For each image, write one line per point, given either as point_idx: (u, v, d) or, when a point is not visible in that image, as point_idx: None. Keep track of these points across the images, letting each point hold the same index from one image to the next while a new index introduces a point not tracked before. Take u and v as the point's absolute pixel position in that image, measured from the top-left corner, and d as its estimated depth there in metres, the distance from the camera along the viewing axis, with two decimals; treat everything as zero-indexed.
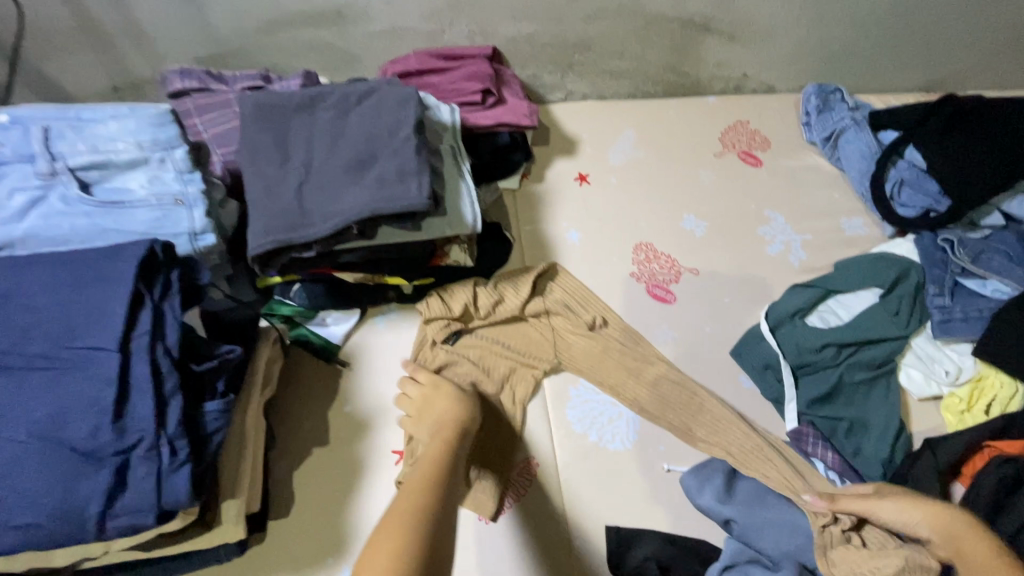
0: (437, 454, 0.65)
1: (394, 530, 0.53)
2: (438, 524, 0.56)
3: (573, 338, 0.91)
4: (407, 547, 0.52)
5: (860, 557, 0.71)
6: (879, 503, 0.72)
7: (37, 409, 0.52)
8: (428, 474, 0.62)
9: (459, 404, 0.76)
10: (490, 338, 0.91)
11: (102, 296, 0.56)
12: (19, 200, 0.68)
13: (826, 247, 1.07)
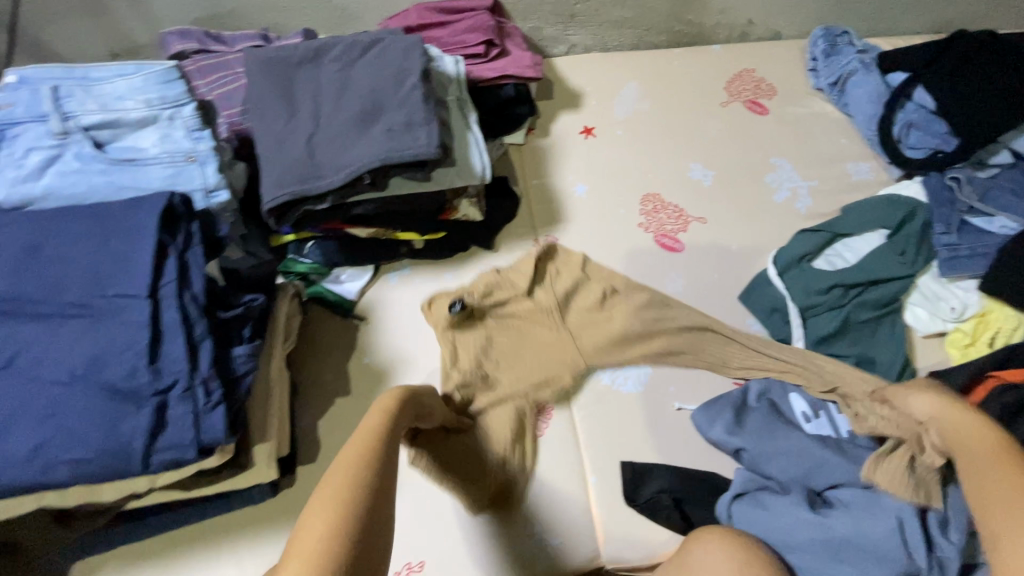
0: (377, 421, 0.60)
1: (333, 499, 0.49)
2: (379, 494, 0.52)
3: (586, 288, 0.93)
4: (350, 517, 0.48)
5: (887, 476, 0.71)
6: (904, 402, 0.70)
7: (75, 354, 0.54)
8: (365, 442, 0.57)
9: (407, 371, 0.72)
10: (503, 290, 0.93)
11: (128, 246, 0.58)
12: (35, 159, 0.68)
13: (834, 192, 1.07)
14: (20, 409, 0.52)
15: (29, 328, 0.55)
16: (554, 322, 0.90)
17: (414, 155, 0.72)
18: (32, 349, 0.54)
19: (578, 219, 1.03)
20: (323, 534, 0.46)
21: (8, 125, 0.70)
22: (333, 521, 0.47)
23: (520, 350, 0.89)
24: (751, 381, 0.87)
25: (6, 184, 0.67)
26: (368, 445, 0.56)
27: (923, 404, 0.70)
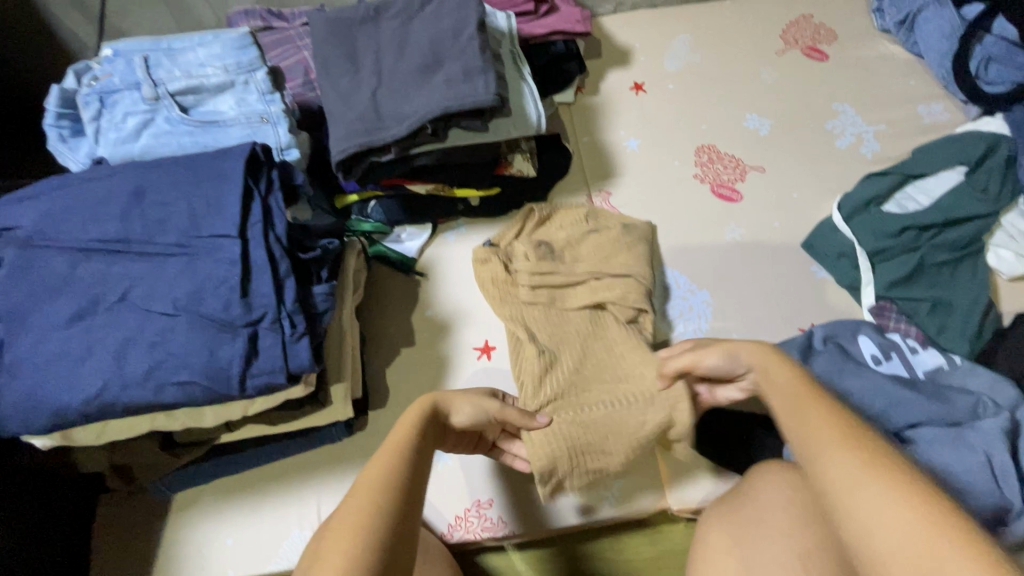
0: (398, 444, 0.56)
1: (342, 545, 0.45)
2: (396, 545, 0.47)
3: (636, 248, 0.90)
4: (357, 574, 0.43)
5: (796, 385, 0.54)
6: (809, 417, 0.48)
7: (180, 287, 0.59)
8: (388, 471, 0.52)
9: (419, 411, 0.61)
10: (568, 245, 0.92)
11: (215, 192, 0.62)
12: (129, 123, 0.73)
13: (903, 136, 1.02)
14: (136, 335, 0.58)
15: (136, 266, 0.60)
16: (611, 274, 0.88)
17: (470, 105, 0.74)
18: (142, 282, 0.59)
19: (630, 173, 1.02)
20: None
21: (106, 92, 0.74)
22: (349, 559, 0.44)
23: (578, 300, 0.87)
24: (815, 327, 0.83)
25: (107, 146, 0.72)
26: (384, 478, 0.51)
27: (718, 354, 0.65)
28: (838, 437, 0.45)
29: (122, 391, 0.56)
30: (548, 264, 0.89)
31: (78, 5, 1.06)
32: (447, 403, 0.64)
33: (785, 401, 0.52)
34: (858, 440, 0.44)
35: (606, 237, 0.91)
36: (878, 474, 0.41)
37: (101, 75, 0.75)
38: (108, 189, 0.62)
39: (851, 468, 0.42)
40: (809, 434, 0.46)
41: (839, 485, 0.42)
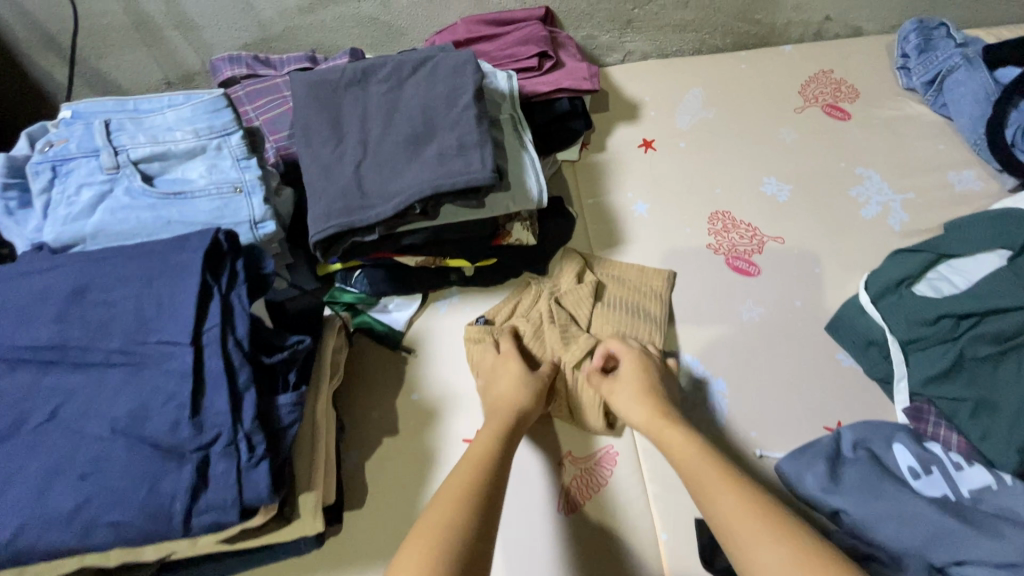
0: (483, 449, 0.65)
1: (429, 536, 0.53)
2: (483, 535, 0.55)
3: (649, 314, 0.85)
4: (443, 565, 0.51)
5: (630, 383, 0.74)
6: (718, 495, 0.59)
7: (120, 404, 0.51)
8: (472, 480, 0.60)
9: (517, 389, 0.73)
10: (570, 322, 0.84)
11: (169, 290, 0.55)
12: (84, 195, 0.66)
13: (933, 206, 0.95)
14: (65, 463, 0.49)
15: (71, 378, 0.52)
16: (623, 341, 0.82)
17: (462, 184, 0.67)
18: (77, 398, 0.51)
19: (639, 240, 0.94)
20: None
21: (61, 160, 0.67)
22: (426, 561, 0.51)
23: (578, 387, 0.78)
24: (843, 429, 0.75)
25: (57, 222, 0.64)
26: (463, 488, 0.59)
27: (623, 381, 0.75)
28: (769, 532, 0.54)
29: (41, 533, 0.48)
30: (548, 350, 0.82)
31: (52, 48, 0.99)
32: (520, 377, 0.75)
33: (712, 482, 0.60)
34: (766, 518, 0.55)
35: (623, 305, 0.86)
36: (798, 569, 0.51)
37: (58, 141, 0.68)
38: (46, 286, 0.54)
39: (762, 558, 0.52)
40: (744, 526, 0.55)
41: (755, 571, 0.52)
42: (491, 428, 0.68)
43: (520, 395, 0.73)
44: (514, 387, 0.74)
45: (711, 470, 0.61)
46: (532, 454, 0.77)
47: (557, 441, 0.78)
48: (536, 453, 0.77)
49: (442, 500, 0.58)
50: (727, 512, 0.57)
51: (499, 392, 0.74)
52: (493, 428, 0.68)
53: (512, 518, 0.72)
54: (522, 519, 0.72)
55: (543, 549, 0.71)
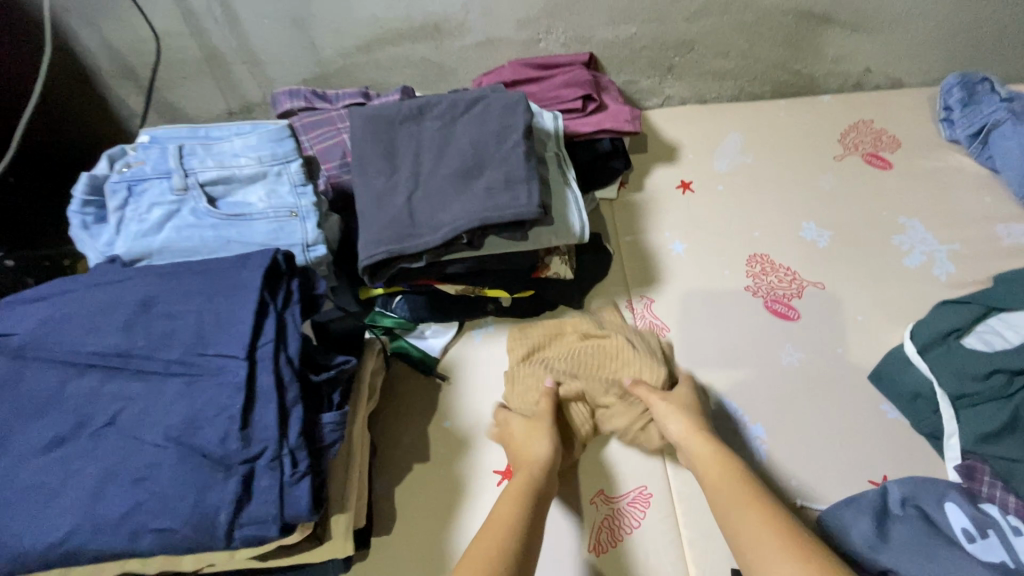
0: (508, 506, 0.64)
1: None
2: None
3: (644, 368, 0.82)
4: None
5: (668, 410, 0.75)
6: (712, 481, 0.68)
7: (174, 414, 0.53)
8: (496, 547, 0.59)
9: (532, 446, 0.73)
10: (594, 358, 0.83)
11: (227, 306, 0.57)
12: (155, 214, 0.70)
13: (981, 258, 0.93)
14: (119, 468, 0.51)
15: (130, 386, 0.54)
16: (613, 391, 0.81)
17: (508, 219, 0.69)
18: (135, 405, 0.53)
19: (676, 278, 0.95)
20: None
21: (136, 180, 0.72)
22: None
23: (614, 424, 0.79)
24: (889, 484, 0.72)
25: (130, 237, 0.69)
26: (493, 553, 0.58)
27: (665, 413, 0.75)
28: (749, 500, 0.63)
29: (92, 536, 0.49)
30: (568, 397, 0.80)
31: (130, 79, 1.08)
32: (530, 432, 0.74)
33: (732, 498, 0.64)
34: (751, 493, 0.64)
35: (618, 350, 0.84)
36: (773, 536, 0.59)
37: (134, 162, 0.73)
38: (117, 296, 0.57)
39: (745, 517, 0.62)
40: (761, 549, 0.58)
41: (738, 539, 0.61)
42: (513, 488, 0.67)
43: (535, 454, 0.72)
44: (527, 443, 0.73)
45: (738, 501, 0.64)
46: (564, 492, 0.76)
47: (588, 481, 0.77)
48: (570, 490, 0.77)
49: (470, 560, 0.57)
50: (732, 513, 0.63)
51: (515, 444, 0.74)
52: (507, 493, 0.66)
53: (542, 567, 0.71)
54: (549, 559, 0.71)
55: None
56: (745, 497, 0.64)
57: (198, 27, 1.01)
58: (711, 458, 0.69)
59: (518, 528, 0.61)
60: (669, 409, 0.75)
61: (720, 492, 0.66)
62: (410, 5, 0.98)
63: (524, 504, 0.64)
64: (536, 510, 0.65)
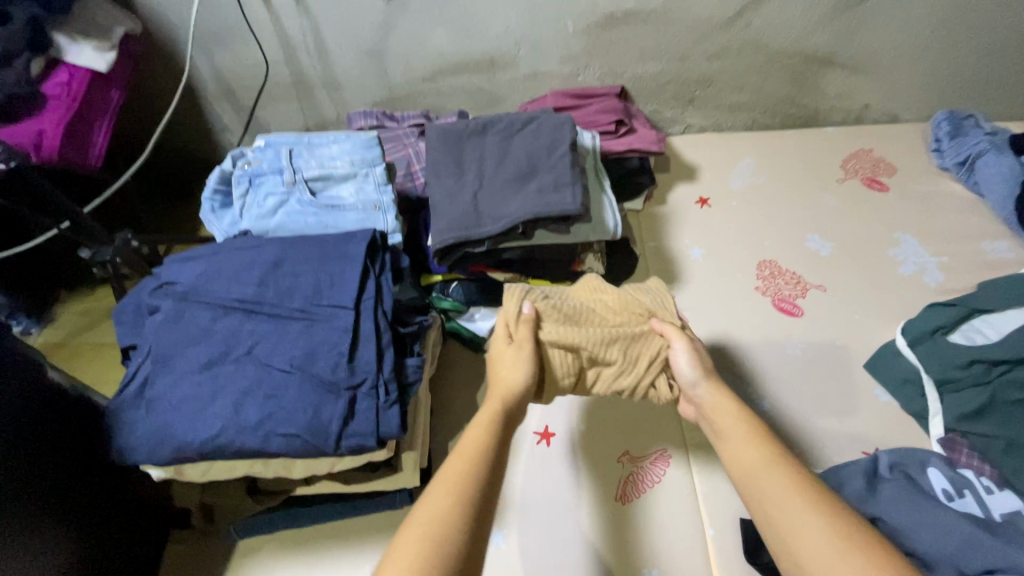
0: (481, 435, 0.61)
1: (433, 527, 0.52)
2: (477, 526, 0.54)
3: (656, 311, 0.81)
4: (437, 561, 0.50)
5: (684, 358, 0.75)
6: (730, 434, 0.66)
7: (297, 348, 0.67)
8: (465, 478, 0.57)
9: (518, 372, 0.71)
10: (604, 305, 0.83)
11: (338, 268, 0.72)
12: (269, 201, 0.87)
13: (967, 270, 1.05)
14: (256, 385, 0.65)
15: (263, 325, 0.69)
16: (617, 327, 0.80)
17: (554, 212, 0.85)
18: (267, 339, 0.68)
19: (694, 278, 1.09)
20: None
21: (254, 175, 0.89)
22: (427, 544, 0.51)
23: (609, 358, 0.78)
24: (880, 452, 0.83)
25: (251, 220, 0.86)
26: (460, 484, 0.56)
27: (685, 364, 0.75)
28: (774, 461, 0.61)
29: (237, 435, 0.63)
30: (570, 327, 0.78)
31: (230, 98, 1.28)
32: (522, 358, 0.73)
33: (754, 456, 0.62)
34: (774, 452, 0.62)
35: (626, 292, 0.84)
36: (799, 500, 0.57)
37: (252, 161, 0.90)
38: (253, 257, 0.73)
39: (767, 474, 0.60)
40: (778, 499, 0.57)
41: (760, 493, 0.59)
42: (488, 417, 0.64)
43: (518, 379, 0.71)
44: (516, 368, 0.71)
45: (755, 455, 0.62)
46: (591, 451, 0.88)
47: (613, 444, 0.89)
48: (598, 449, 0.88)
49: (441, 487, 0.56)
50: (751, 469, 0.61)
51: (505, 364, 0.72)
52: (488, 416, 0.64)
53: (574, 512, 0.82)
54: (579, 505, 0.83)
55: (585, 530, 0.81)
56: (767, 456, 0.62)
57: (293, 57, 1.20)
58: (732, 409, 0.69)
59: (494, 454, 0.60)
60: (686, 356, 0.75)
61: (741, 451, 0.64)
62: (471, 43, 1.17)
63: (495, 428, 0.63)
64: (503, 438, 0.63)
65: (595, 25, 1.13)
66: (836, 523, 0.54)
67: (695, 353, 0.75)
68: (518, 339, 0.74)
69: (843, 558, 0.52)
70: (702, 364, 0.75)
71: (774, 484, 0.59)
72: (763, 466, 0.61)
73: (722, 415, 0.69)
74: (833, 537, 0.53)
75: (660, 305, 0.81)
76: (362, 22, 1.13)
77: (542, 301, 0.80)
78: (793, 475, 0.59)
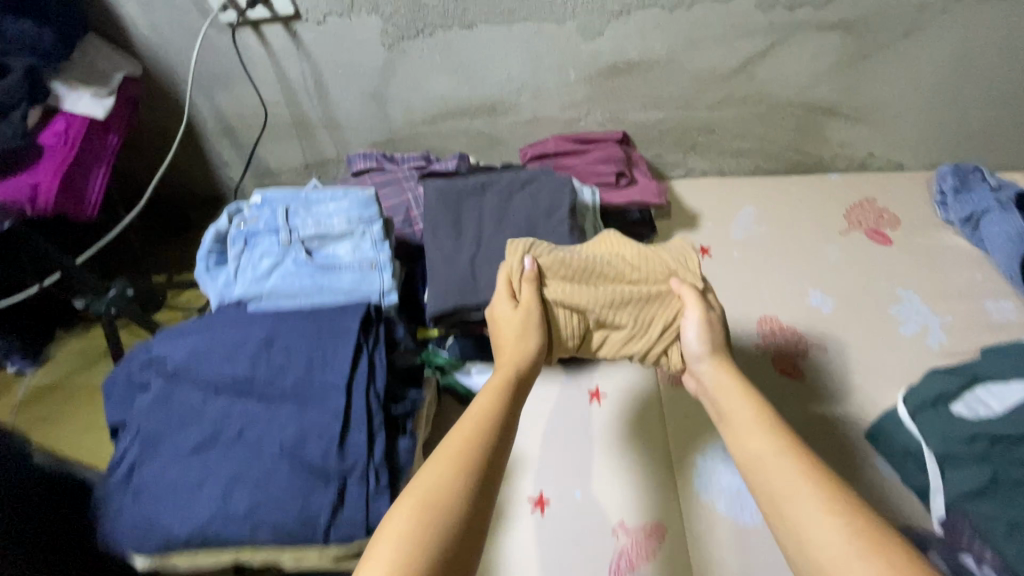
0: (485, 407, 0.59)
1: (432, 498, 0.50)
2: (479, 497, 0.51)
3: (677, 273, 0.78)
4: (433, 536, 0.48)
5: (700, 329, 0.72)
6: (735, 405, 0.64)
7: (288, 431, 0.66)
8: (468, 445, 0.55)
9: (522, 336, 0.70)
10: (622, 264, 0.80)
11: (331, 345, 0.71)
12: (264, 263, 0.86)
13: (970, 331, 1.04)
14: (245, 472, 0.64)
15: (255, 407, 0.68)
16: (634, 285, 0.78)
17: None
18: (257, 422, 0.67)
19: None
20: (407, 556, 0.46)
21: (250, 235, 0.88)
22: (424, 521, 0.48)
23: (619, 318, 0.78)
24: None
25: (245, 284, 0.84)
26: (460, 453, 0.54)
27: (695, 334, 0.73)
28: (779, 443, 0.58)
29: (224, 525, 0.62)
30: (580, 288, 0.77)
31: (228, 135, 1.26)
32: (528, 324, 0.72)
33: (760, 438, 0.59)
34: (782, 437, 0.59)
35: (647, 249, 0.81)
36: (810, 486, 0.53)
37: (248, 219, 0.89)
38: (246, 334, 0.71)
39: (774, 461, 0.56)
40: (788, 485, 0.54)
41: (767, 478, 0.55)
42: (494, 390, 0.62)
43: (524, 345, 0.69)
44: (523, 333, 0.70)
45: (765, 435, 0.59)
46: (586, 518, 0.83)
47: (609, 512, 0.84)
48: (593, 518, 0.83)
49: (440, 459, 0.53)
50: (757, 452, 0.58)
51: (511, 320, 0.72)
52: (499, 383, 0.63)
53: None
54: None
55: None
56: (775, 438, 0.59)
57: (291, 99, 1.19)
58: (737, 386, 0.66)
59: (504, 421, 0.59)
60: (698, 326, 0.73)
61: (749, 430, 0.61)
62: (471, 88, 1.15)
63: (503, 398, 0.61)
64: (513, 404, 0.62)
65: (597, 74, 1.11)
66: (848, 508, 0.50)
67: (710, 319, 0.73)
68: (526, 302, 0.73)
69: (861, 557, 0.47)
70: (713, 337, 0.73)
71: (783, 467, 0.55)
72: (772, 450, 0.58)
73: (728, 395, 0.66)
74: (845, 521, 0.49)
75: (680, 268, 0.78)
76: (360, 67, 1.11)
77: (555, 260, 0.78)
78: (802, 460, 0.56)
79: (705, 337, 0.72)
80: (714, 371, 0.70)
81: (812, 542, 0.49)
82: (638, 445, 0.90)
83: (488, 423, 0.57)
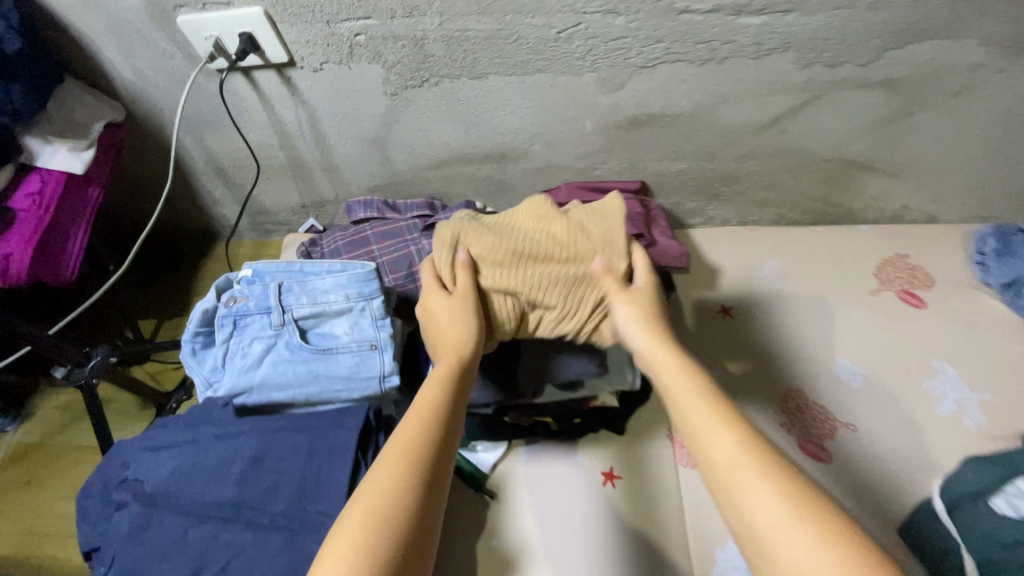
0: (432, 397, 0.60)
1: (381, 501, 0.51)
2: (427, 493, 0.53)
3: (606, 244, 0.77)
4: (383, 535, 0.49)
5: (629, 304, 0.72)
6: (670, 374, 0.63)
7: (277, 567, 0.59)
8: (415, 442, 0.56)
9: (460, 321, 0.71)
10: (550, 236, 0.78)
11: (326, 464, 0.65)
12: (255, 348, 0.79)
13: (1010, 412, 0.97)
14: None
15: (241, 536, 0.61)
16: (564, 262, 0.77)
17: None
18: (244, 556, 0.60)
19: None
20: (358, 555, 0.48)
21: (240, 315, 0.81)
22: (372, 526, 0.49)
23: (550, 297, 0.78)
24: None
25: (234, 373, 0.78)
26: (406, 448, 0.55)
27: (626, 310, 0.72)
28: (713, 412, 0.57)
29: None
30: (508, 270, 0.77)
31: (219, 175, 1.19)
32: (462, 308, 0.72)
33: (698, 407, 0.58)
34: (716, 406, 0.58)
35: (577, 225, 0.79)
36: (747, 456, 0.53)
37: (237, 296, 0.82)
38: (233, 452, 0.65)
39: (708, 433, 0.56)
40: (725, 462, 0.54)
41: (704, 449, 0.55)
42: (438, 379, 0.63)
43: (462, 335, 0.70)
44: (457, 319, 0.71)
45: (699, 405, 0.58)
46: None
47: None
48: None
49: (389, 462, 0.54)
50: (692, 422, 0.58)
51: (441, 309, 0.72)
52: (441, 373, 0.64)
53: None
54: None
55: None
56: (709, 408, 0.58)
57: (288, 144, 1.11)
58: (665, 357, 0.65)
59: (450, 411, 0.60)
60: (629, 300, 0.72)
61: (682, 402, 0.60)
62: (479, 136, 1.07)
63: (448, 389, 0.62)
64: (459, 387, 0.64)
65: (616, 125, 1.03)
66: (784, 484, 0.51)
67: (635, 291, 0.73)
68: (458, 290, 0.74)
69: (801, 526, 0.48)
70: (641, 305, 0.71)
71: (718, 441, 0.55)
72: (708, 424, 0.56)
73: (660, 361, 0.65)
74: (784, 496, 0.50)
75: (607, 241, 0.77)
76: (361, 114, 1.03)
77: (482, 246, 0.77)
78: (734, 432, 0.55)
79: (633, 308, 0.72)
80: (646, 340, 0.68)
81: (755, 520, 0.50)
82: (656, 539, 0.86)
83: (433, 413, 0.59)
